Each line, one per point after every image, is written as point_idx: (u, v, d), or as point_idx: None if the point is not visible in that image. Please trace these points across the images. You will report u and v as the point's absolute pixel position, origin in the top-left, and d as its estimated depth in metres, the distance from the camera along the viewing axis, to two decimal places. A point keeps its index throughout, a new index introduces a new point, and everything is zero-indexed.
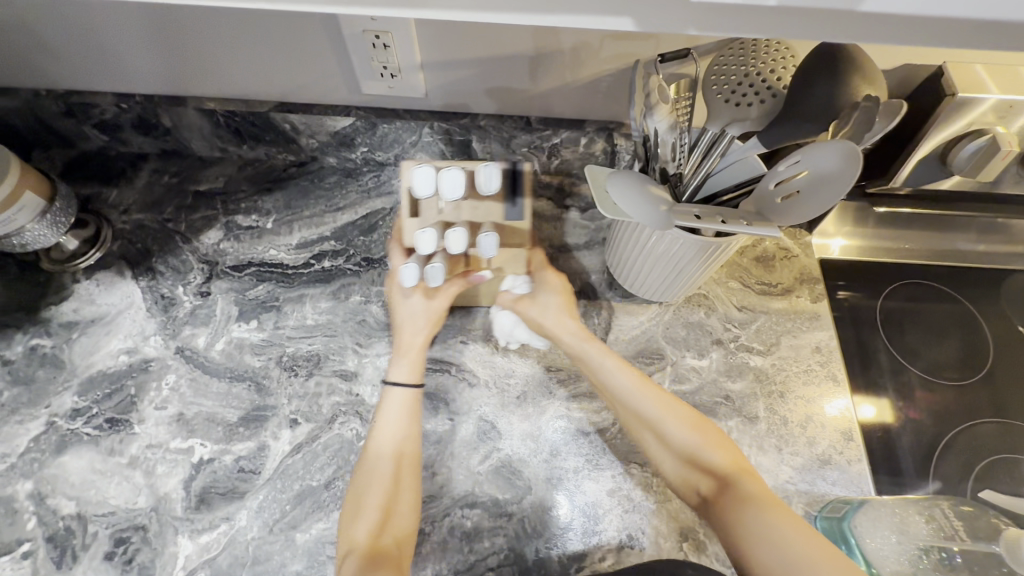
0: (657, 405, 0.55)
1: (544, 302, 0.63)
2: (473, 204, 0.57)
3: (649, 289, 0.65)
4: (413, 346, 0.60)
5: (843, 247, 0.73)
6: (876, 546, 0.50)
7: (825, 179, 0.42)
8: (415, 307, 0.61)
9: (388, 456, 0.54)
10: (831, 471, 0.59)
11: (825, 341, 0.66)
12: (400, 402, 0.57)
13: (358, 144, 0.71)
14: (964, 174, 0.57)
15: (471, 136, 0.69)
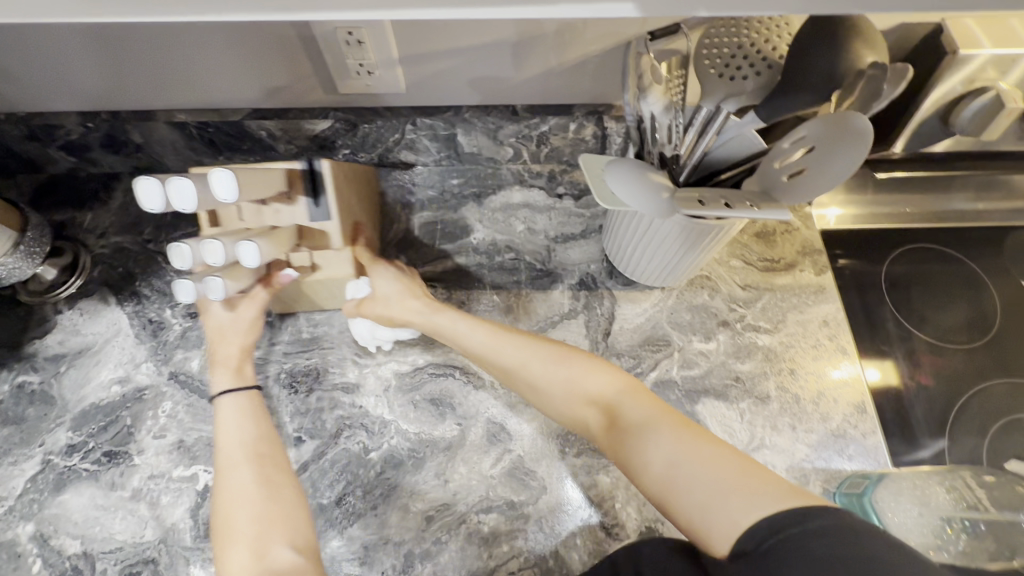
0: (527, 356, 0.51)
1: (385, 292, 0.56)
2: (275, 206, 0.50)
3: (651, 275, 0.63)
4: (229, 356, 0.54)
5: (839, 216, 0.72)
6: (899, 520, 0.49)
7: (832, 147, 0.41)
8: (222, 318, 0.54)
9: (243, 464, 0.48)
10: (849, 446, 0.59)
11: (833, 314, 0.65)
12: (236, 410, 0.51)
13: (340, 147, 0.68)
14: (968, 135, 0.55)
15: (455, 129, 0.67)
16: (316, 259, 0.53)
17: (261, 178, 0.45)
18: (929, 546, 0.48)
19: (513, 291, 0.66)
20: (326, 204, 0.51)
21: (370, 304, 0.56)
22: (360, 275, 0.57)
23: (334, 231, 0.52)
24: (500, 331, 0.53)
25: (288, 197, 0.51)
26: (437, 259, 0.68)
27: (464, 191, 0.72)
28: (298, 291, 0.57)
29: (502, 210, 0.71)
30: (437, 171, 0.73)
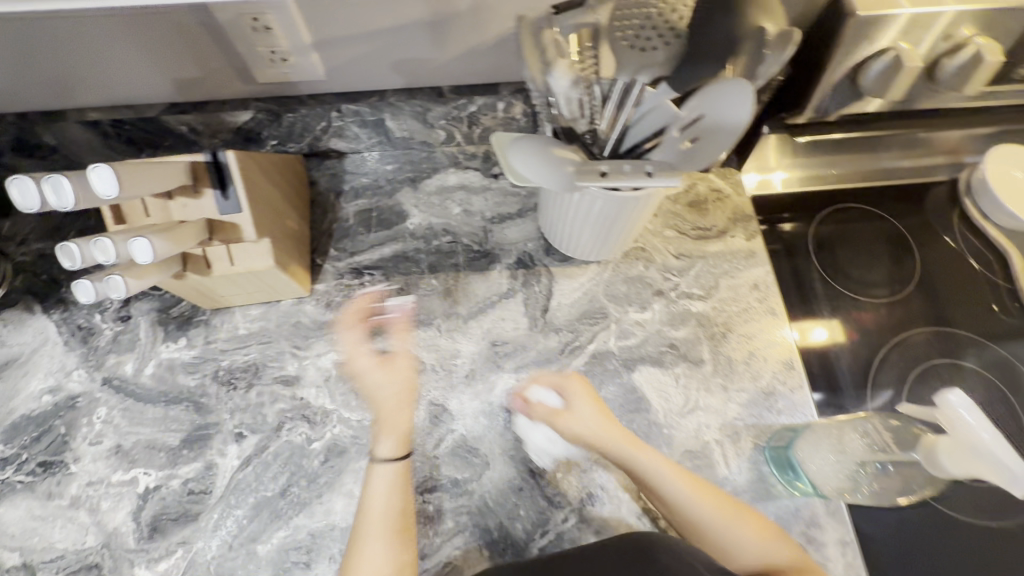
0: (719, 522, 0.51)
1: (579, 411, 0.56)
2: (183, 201, 0.49)
3: (593, 251, 0.64)
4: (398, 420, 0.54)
5: (785, 180, 0.73)
6: (817, 468, 0.54)
7: (721, 120, 0.46)
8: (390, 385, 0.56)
9: (379, 533, 0.50)
10: (778, 402, 0.61)
11: (763, 277, 0.67)
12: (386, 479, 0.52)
13: (266, 138, 0.67)
14: (871, 95, 0.57)
15: (383, 114, 0.66)
16: (234, 252, 0.53)
17: (152, 171, 0.43)
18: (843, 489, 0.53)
19: (451, 273, 0.67)
20: (235, 196, 0.50)
21: (566, 418, 0.56)
22: (551, 385, 0.58)
23: (247, 223, 0.51)
24: (700, 490, 0.52)
25: (194, 190, 0.49)
26: (373, 246, 0.68)
27: (399, 176, 0.72)
28: (220, 284, 0.56)
29: (437, 193, 0.71)
30: (370, 157, 0.72)
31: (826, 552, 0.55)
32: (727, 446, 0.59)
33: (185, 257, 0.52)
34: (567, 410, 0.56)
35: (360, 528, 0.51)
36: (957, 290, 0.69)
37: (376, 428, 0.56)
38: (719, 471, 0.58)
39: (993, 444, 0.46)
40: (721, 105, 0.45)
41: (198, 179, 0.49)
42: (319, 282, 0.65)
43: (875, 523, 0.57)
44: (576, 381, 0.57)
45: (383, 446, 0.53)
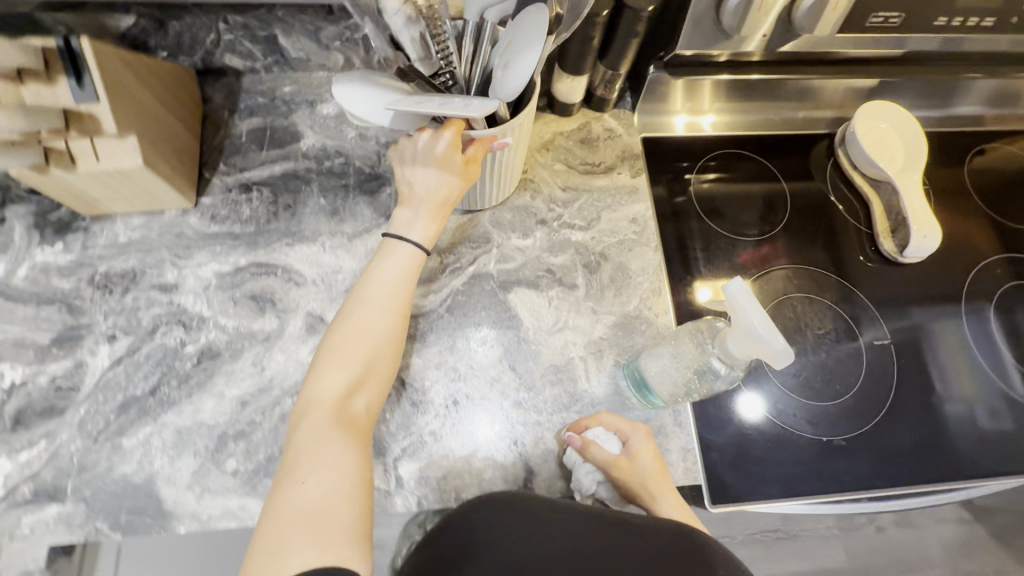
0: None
1: (642, 468, 0.56)
2: (36, 87, 0.49)
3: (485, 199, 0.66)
4: (439, 215, 0.56)
5: (713, 123, 0.78)
6: (658, 374, 0.58)
7: (522, 41, 0.47)
8: (430, 180, 0.54)
9: (387, 315, 0.52)
10: (642, 325, 0.65)
11: (642, 212, 0.71)
12: (405, 261, 0.55)
13: (154, 48, 0.66)
14: (733, 32, 0.60)
15: (274, 30, 0.66)
16: (99, 148, 0.53)
17: None
18: (676, 389, 0.57)
19: (341, 194, 0.68)
20: (91, 83, 0.50)
21: (625, 467, 0.56)
22: (611, 430, 0.57)
23: (106, 113, 0.51)
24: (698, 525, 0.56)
25: (48, 77, 0.50)
26: (264, 164, 0.68)
27: (295, 97, 0.72)
28: (91, 184, 0.55)
29: (334, 116, 0.72)
30: (267, 78, 0.72)
31: (669, 459, 0.59)
32: (590, 363, 0.63)
33: (47, 150, 0.51)
34: (627, 459, 0.56)
35: (365, 304, 0.52)
36: (820, 233, 0.74)
37: (402, 208, 0.57)
38: (580, 384, 0.62)
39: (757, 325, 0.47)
40: (525, 31, 0.48)
41: (51, 66, 0.50)
42: (204, 196, 0.66)
43: (715, 434, 0.62)
44: (643, 436, 0.57)
45: (417, 227, 0.56)
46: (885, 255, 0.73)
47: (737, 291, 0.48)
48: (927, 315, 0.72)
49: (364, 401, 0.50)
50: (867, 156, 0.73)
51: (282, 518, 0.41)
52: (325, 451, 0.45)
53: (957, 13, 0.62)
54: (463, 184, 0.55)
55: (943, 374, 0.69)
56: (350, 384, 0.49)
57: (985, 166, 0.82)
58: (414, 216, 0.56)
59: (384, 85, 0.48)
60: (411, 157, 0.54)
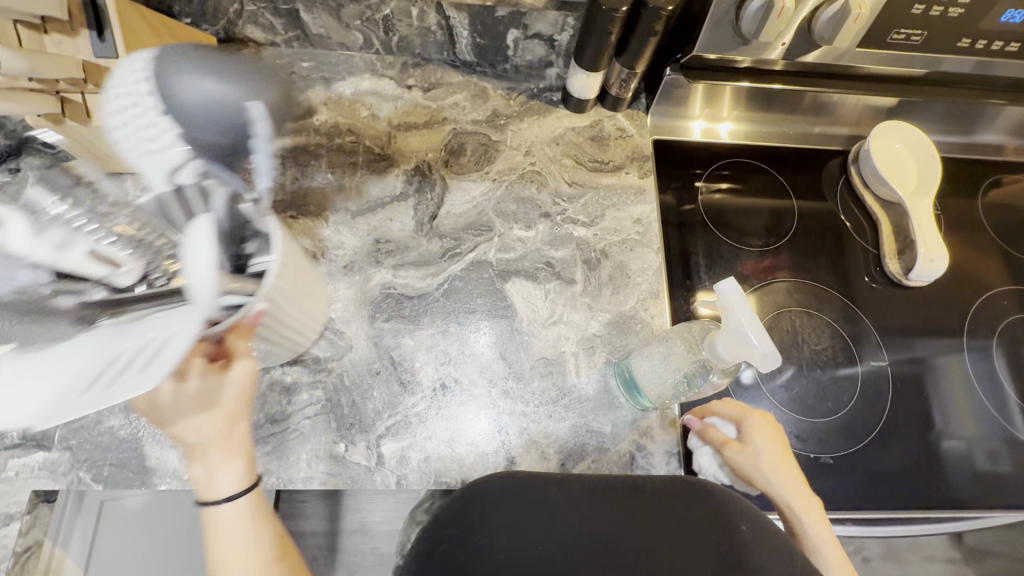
0: (835, 561, 0.53)
1: (758, 453, 0.57)
2: (59, 39, 0.50)
3: (302, 339, 0.56)
4: (240, 454, 0.44)
5: (731, 131, 0.78)
6: (648, 374, 0.57)
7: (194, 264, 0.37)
8: (199, 431, 0.42)
9: None
10: (637, 326, 0.65)
11: (646, 214, 0.70)
12: (232, 525, 0.43)
13: (179, 13, 0.67)
14: (751, 37, 0.59)
15: (296, 4, 0.67)
16: None
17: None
18: (664, 392, 0.57)
19: (348, 172, 0.68)
20: (112, 42, 0.51)
21: (739, 450, 0.57)
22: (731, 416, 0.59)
23: None
24: (818, 517, 0.55)
25: (71, 28, 0.50)
26: None
27: (311, 73, 0.72)
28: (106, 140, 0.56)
29: (349, 95, 0.72)
30: (287, 52, 0.73)
31: (652, 461, 0.59)
32: (581, 360, 0.63)
33: (62, 100, 0.52)
34: (740, 442, 0.58)
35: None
36: (825, 249, 0.74)
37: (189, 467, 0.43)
38: (568, 379, 0.62)
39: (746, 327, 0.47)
40: (193, 245, 0.37)
41: (73, 19, 0.50)
42: None
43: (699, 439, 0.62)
44: (759, 420, 0.58)
45: (225, 480, 0.43)
46: (887, 275, 0.73)
47: (727, 292, 0.49)
48: (928, 341, 0.71)
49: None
50: (879, 175, 0.72)
51: None
52: None
53: (981, 36, 0.61)
54: (240, 411, 0.44)
55: (943, 414, 0.68)
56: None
57: (1000, 197, 0.81)
58: (211, 466, 0.43)
59: (45, 356, 0.37)
60: (159, 422, 0.42)
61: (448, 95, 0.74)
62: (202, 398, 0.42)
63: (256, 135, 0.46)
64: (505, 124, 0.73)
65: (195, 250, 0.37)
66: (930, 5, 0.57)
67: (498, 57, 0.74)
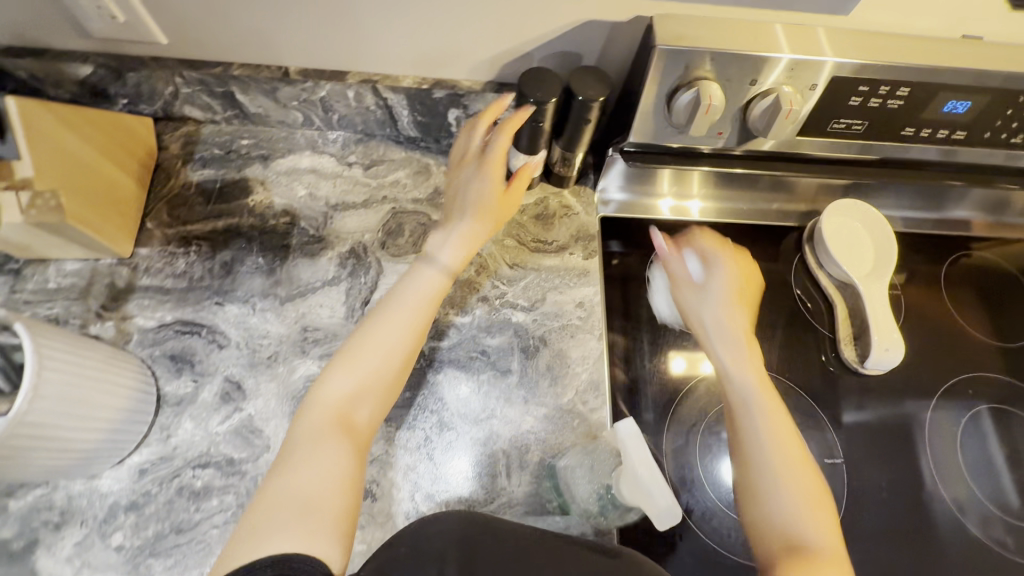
0: (769, 440, 0.54)
1: (706, 289, 0.63)
2: None
3: (122, 434, 0.54)
4: (474, 235, 0.60)
5: (701, 210, 0.75)
6: (575, 484, 0.56)
7: None
8: (472, 179, 0.62)
9: (395, 339, 0.53)
10: (575, 421, 0.61)
11: (590, 297, 0.68)
12: (428, 281, 0.56)
13: (115, 96, 0.66)
14: (684, 127, 0.58)
15: (230, 87, 0.66)
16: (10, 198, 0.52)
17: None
18: (589, 507, 0.55)
19: (280, 255, 0.67)
20: (14, 142, 0.51)
21: (686, 289, 0.64)
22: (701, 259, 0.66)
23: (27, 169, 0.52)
24: (773, 417, 0.55)
25: None
26: (208, 217, 0.68)
27: (251, 150, 0.71)
28: (17, 235, 0.55)
29: (287, 173, 0.71)
30: (227, 130, 0.72)
31: None
32: (512, 458, 0.59)
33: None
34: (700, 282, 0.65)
35: (358, 344, 0.52)
36: (780, 329, 0.71)
37: (437, 231, 0.61)
38: (498, 481, 0.58)
39: (645, 475, 0.51)
40: None
41: None
42: (143, 247, 0.65)
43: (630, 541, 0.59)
44: (727, 252, 0.66)
45: (445, 251, 0.58)
46: (845, 362, 0.69)
47: (626, 433, 0.53)
48: (891, 433, 0.67)
49: (366, 412, 0.51)
50: (832, 255, 0.70)
51: (271, 499, 0.43)
52: (317, 461, 0.46)
53: (925, 124, 0.59)
54: (493, 189, 0.61)
55: (907, 516, 0.63)
56: (355, 391, 0.50)
57: (969, 272, 0.78)
58: (437, 244, 0.59)
59: None
60: (454, 179, 0.64)
61: (389, 172, 0.73)
62: (483, 160, 0.62)
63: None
64: None
65: None
66: (867, 97, 0.56)
67: (440, 133, 0.72)
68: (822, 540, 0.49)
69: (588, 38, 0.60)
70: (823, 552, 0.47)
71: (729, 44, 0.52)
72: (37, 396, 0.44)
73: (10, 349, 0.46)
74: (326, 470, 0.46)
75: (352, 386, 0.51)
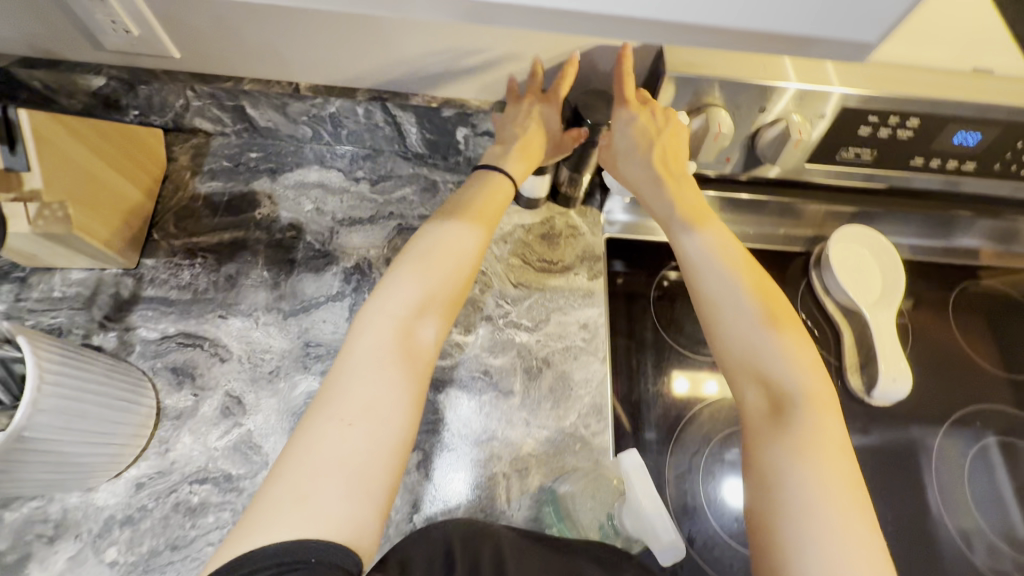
0: (759, 331, 0.50)
1: (621, 146, 0.56)
2: None
3: (119, 448, 0.54)
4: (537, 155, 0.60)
5: None
6: (576, 509, 0.56)
7: None
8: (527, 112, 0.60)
9: (452, 268, 0.50)
10: (577, 445, 0.61)
11: (594, 318, 0.67)
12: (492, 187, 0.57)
13: (126, 107, 0.67)
14: (692, 152, 0.58)
15: (241, 101, 0.67)
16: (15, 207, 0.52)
17: None
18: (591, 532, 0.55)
19: (284, 268, 0.66)
20: (23, 153, 0.51)
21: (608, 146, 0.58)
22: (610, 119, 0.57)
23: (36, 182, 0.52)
24: (733, 273, 0.52)
25: None
26: (214, 230, 0.68)
27: (259, 164, 0.72)
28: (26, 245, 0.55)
29: (294, 187, 0.71)
30: (236, 142, 0.73)
31: None
32: (513, 480, 0.59)
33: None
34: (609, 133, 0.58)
35: (430, 261, 0.50)
36: None
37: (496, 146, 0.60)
38: (498, 504, 0.58)
39: (648, 506, 0.52)
40: None
41: None
42: (148, 258, 0.65)
43: None
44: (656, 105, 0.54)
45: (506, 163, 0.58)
46: (851, 391, 0.69)
47: (630, 465, 0.55)
48: (897, 465, 0.66)
49: (431, 330, 0.48)
50: (838, 282, 0.70)
51: (314, 458, 0.39)
52: (372, 389, 0.43)
53: (934, 155, 0.59)
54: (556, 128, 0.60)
55: (915, 552, 0.62)
56: (418, 307, 0.48)
57: (976, 302, 0.77)
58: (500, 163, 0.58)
59: None
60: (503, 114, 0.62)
61: (396, 188, 0.73)
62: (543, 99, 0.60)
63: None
64: None
65: None
66: (876, 127, 0.56)
67: (448, 150, 0.73)
68: (803, 385, 0.48)
69: (597, 62, 0.60)
70: (801, 406, 0.47)
71: (739, 72, 0.52)
72: (39, 410, 0.44)
73: (9, 359, 0.45)
74: (381, 437, 0.41)
75: (410, 302, 0.48)
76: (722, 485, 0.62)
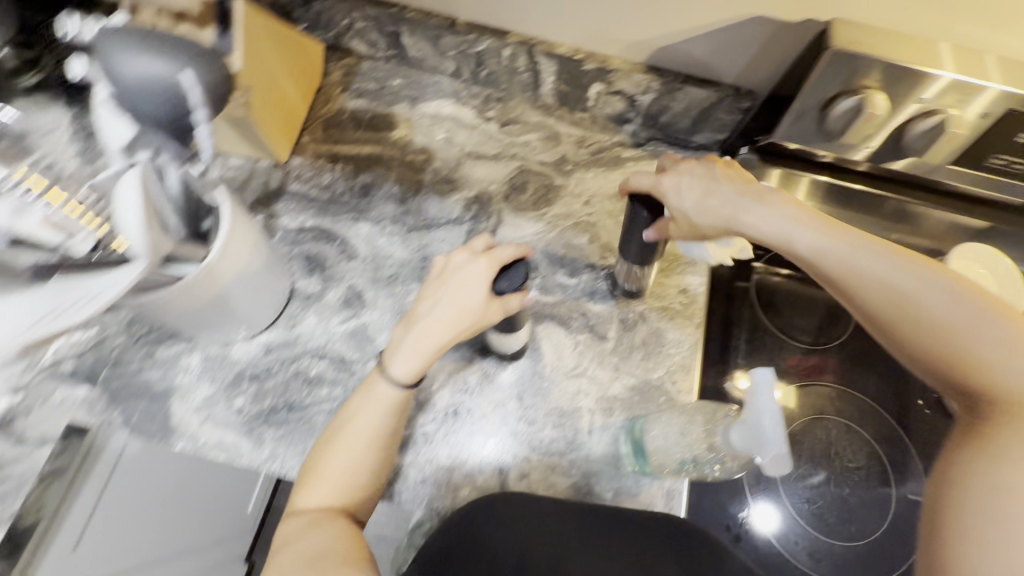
0: (997, 345, 0.41)
1: (684, 207, 0.55)
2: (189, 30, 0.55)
3: (258, 313, 0.60)
4: (430, 347, 0.49)
5: None
6: (658, 438, 0.57)
7: (127, 210, 0.43)
8: (454, 276, 0.51)
9: (370, 442, 0.48)
10: (661, 398, 0.63)
11: (694, 285, 0.69)
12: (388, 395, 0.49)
13: (298, 19, 0.73)
14: (837, 131, 0.59)
15: (400, 28, 0.72)
16: None
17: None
18: (668, 459, 0.56)
19: (413, 188, 0.72)
20: (231, 39, 0.57)
21: (672, 226, 0.57)
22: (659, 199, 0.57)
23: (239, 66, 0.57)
24: (940, 284, 0.44)
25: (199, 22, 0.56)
26: (355, 143, 0.74)
27: (401, 91, 0.77)
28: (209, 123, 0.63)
29: (430, 117, 0.76)
30: (383, 68, 0.78)
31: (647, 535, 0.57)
32: (596, 416, 0.62)
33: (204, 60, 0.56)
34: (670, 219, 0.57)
35: (347, 429, 0.49)
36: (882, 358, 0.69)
37: (398, 329, 0.51)
38: (579, 435, 0.61)
39: (766, 424, 0.45)
40: (122, 192, 0.44)
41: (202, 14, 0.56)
42: (297, 157, 0.72)
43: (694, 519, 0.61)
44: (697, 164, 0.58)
45: (397, 364, 0.48)
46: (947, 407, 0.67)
47: (760, 381, 0.46)
48: None
49: (365, 483, 0.49)
50: None
51: None
52: (313, 540, 0.44)
53: None
54: (473, 315, 0.49)
55: None
56: (338, 488, 0.48)
57: None
58: (393, 355, 0.49)
59: None
60: (437, 273, 0.52)
61: (522, 132, 0.77)
62: (474, 260, 0.51)
63: (195, 108, 0.42)
64: (571, 170, 0.74)
65: (124, 198, 0.43)
66: None
67: (577, 105, 0.76)
68: None
69: (750, 34, 0.61)
70: None
71: (905, 57, 0.52)
72: (224, 253, 0.49)
73: (203, 214, 0.51)
74: (326, 538, 0.44)
75: (340, 477, 0.48)
76: (797, 468, 0.63)
